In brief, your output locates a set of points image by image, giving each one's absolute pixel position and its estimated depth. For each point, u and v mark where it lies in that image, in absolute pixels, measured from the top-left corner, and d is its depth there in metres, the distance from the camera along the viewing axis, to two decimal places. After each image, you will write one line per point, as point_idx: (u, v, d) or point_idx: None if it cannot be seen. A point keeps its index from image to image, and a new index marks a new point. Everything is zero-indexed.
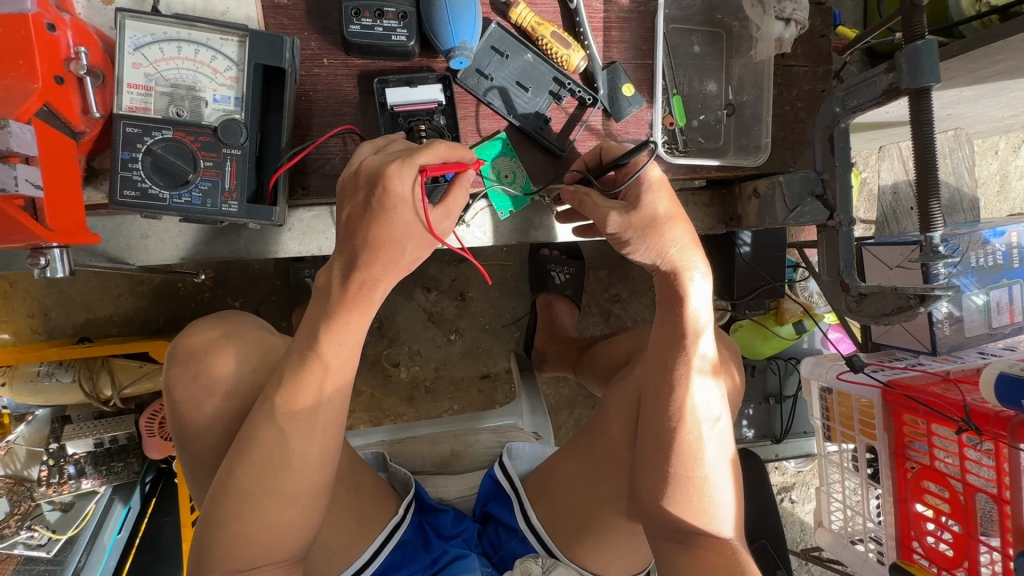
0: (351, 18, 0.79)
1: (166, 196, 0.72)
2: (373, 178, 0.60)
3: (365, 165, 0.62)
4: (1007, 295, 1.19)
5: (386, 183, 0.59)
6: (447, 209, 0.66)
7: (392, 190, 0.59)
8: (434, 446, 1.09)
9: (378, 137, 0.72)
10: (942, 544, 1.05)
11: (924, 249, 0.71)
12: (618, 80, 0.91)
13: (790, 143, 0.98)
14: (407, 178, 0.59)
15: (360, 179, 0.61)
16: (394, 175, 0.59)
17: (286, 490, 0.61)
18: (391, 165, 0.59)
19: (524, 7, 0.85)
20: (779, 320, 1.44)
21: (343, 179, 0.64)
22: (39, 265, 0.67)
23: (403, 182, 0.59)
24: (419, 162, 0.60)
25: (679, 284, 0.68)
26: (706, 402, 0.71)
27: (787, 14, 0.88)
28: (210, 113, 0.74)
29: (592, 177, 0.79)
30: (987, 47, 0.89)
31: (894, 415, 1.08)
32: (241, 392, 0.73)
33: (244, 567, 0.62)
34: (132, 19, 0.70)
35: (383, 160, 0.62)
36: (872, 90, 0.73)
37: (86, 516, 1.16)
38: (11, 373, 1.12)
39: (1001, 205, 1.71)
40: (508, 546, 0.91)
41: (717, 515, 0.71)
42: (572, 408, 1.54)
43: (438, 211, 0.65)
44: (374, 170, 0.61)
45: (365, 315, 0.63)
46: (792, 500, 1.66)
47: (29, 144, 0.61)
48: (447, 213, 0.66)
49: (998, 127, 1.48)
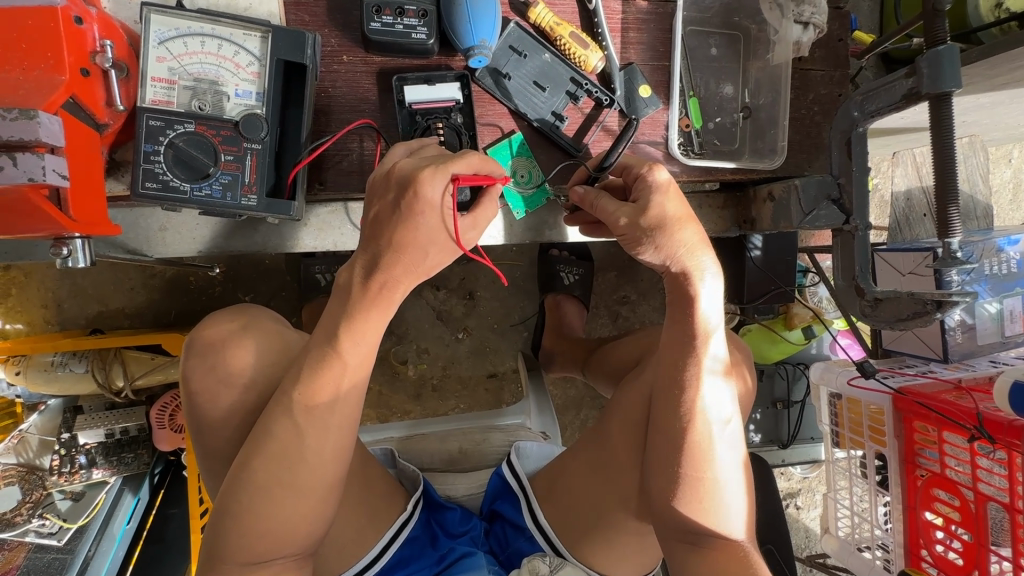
0: (372, 15, 0.80)
1: (188, 188, 0.72)
2: (404, 181, 0.60)
3: (398, 167, 0.62)
4: (1021, 303, 1.18)
5: (418, 188, 0.59)
6: (475, 220, 0.66)
7: (423, 196, 0.59)
8: (442, 443, 1.10)
9: (413, 140, 0.74)
10: (952, 553, 1.04)
11: (941, 255, 0.70)
12: (635, 81, 0.91)
13: (807, 147, 0.98)
14: (439, 184, 0.59)
15: (392, 180, 0.61)
16: (425, 180, 0.59)
17: (301, 484, 0.62)
18: (425, 170, 0.59)
19: (543, 7, 0.85)
20: (788, 326, 1.43)
21: (374, 179, 0.64)
22: (61, 255, 0.68)
23: (434, 188, 0.59)
24: (452, 170, 0.60)
25: (689, 284, 0.68)
26: (717, 403, 0.71)
27: (805, 17, 0.89)
28: (232, 107, 0.75)
29: (594, 174, 0.82)
30: (1005, 54, 0.89)
31: (905, 422, 1.08)
32: (258, 384, 0.73)
33: (257, 561, 0.63)
34: (158, 13, 0.71)
35: (417, 163, 0.62)
36: (892, 95, 0.72)
37: (96, 507, 1.17)
38: (25, 361, 1.13)
39: (1014, 213, 1.70)
40: (515, 545, 0.91)
41: (728, 518, 0.71)
42: (578, 409, 1.54)
43: (466, 220, 0.65)
44: (406, 173, 0.60)
45: (385, 316, 0.64)
46: (798, 507, 1.66)
47: (57, 135, 0.61)
48: (474, 223, 0.66)
49: (1014, 134, 1.47)
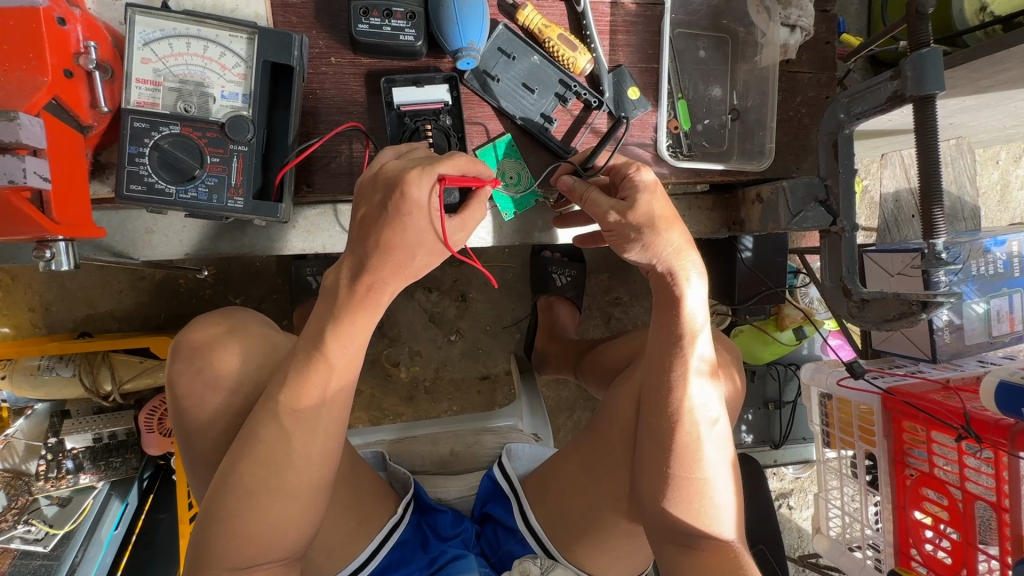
0: (360, 17, 0.80)
1: (173, 190, 0.72)
2: (391, 182, 0.60)
3: (385, 169, 0.62)
4: (1008, 304, 1.19)
5: (405, 190, 0.59)
6: (464, 221, 0.65)
7: (410, 197, 0.59)
8: (433, 446, 1.09)
9: (403, 143, 0.73)
10: (941, 552, 1.05)
11: (927, 256, 0.71)
12: (623, 84, 0.91)
13: (795, 148, 0.98)
14: (426, 185, 0.59)
15: (379, 182, 0.61)
16: (412, 181, 0.59)
17: (288, 488, 0.62)
18: (412, 171, 0.59)
19: (531, 9, 0.86)
20: (779, 326, 1.41)
21: (362, 182, 0.64)
22: (44, 258, 0.67)
23: (421, 189, 0.59)
24: (438, 171, 0.60)
25: (674, 284, 0.68)
26: (705, 403, 0.71)
27: (792, 20, 0.90)
28: (218, 108, 0.75)
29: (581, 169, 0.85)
30: (989, 56, 0.90)
31: (894, 422, 1.09)
32: (245, 388, 0.73)
33: (243, 566, 0.62)
34: (143, 14, 0.71)
35: (405, 165, 0.62)
36: (876, 98, 0.73)
37: (83, 512, 1.15)
38: (11, 366, 1.12)
39: (1002, 214, 1.72)
40: (507, 547, 0.91)
41: (718, 518, 0.71)
42: (571, 410, 1.54)
43: (454, 222, 0.65)
44: (394, 174, 0.61)
45: (372, 318, 0.64)
46: (790, 506, 1.67)
47: (39, 137, 0.61)
48: (462, 225, 0.66)
49: (1001, 136, 1.48)
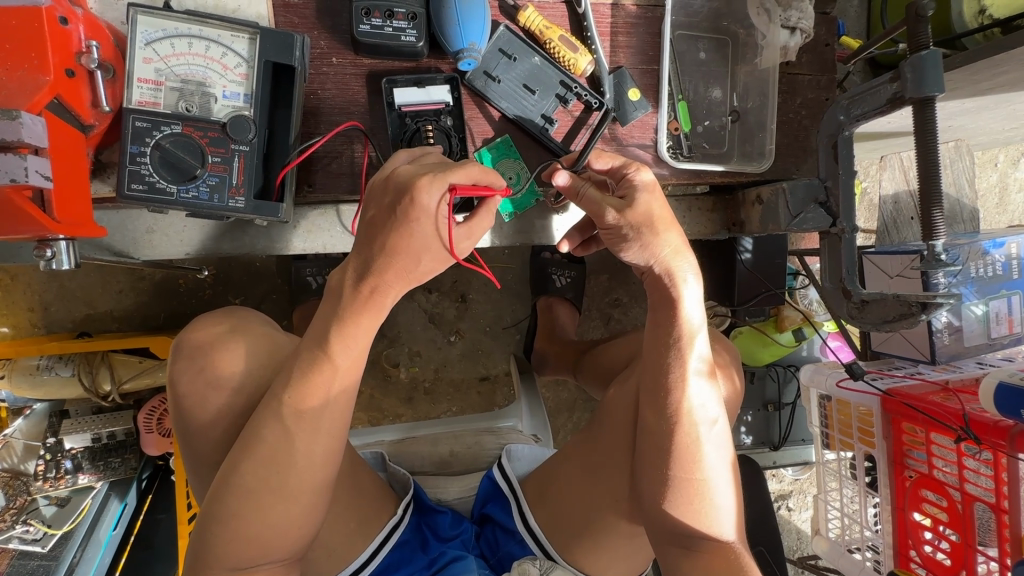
0: (361, 17, 0.80)
1: (174, 190, 0.72)
2: (401, 188, 0.59)
3: (397, 174, 0.61)
4: (1007, 306, 1.19)
5: (415, 195, 0.58)
6: (470, 230, 0.66)
7: (419, 203, 0.58)
8: (433, 446, 1.09)
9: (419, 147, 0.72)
10: (940, 553, 1.05)
11: (927, 257, 0.71)
12: (624, 85, 0.92)
13: (795, 150, 0.99)
14: (436, 193, 0.58)
15: (390, 186, 0.61)
16: (423, 188, 0.58)
17: (288, 489, 0.62)
18: (423, 177, 0.58)
19: (532, 11, 0.86)
20: (779, 327, 1.41)
21: (374, 183, 0.64)
22: (45, 257, 0.67)
23: (431, 196, 0.58)
24: (450, 180, 0.59)
25: (671, 285, 0.69)
26: (703, 403, 0.70)
27: (792, 22, 0.91)
28: (219, 108, 0.75)
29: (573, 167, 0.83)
30: (988, 59, 0.90)
31: (893, 423, 1.09)
32: (248, 388, 0.73)
33: (243, 567, 0.62)
34: (145, 14, 0.71)
35: (417, 171, 0.61)
36: (877, 99, 0.73)
37: (82, 512, 1.15)
38: (11, 365, 1.12)
39: (1000, 216, 1.72)
40: (507, 548, 0.90)
41: (718, 518, 0.71)
42: (571, 411, 1.54)
43: (461, 230, 0.65)
44: (405, 180, 0.60)
45: (376, 320, 0.64)
46: (790, 508, 1.67)
47: (40, 136, 0.61)
48: (469, 233, 0.66)
49: (1000, 138, 1.49)
